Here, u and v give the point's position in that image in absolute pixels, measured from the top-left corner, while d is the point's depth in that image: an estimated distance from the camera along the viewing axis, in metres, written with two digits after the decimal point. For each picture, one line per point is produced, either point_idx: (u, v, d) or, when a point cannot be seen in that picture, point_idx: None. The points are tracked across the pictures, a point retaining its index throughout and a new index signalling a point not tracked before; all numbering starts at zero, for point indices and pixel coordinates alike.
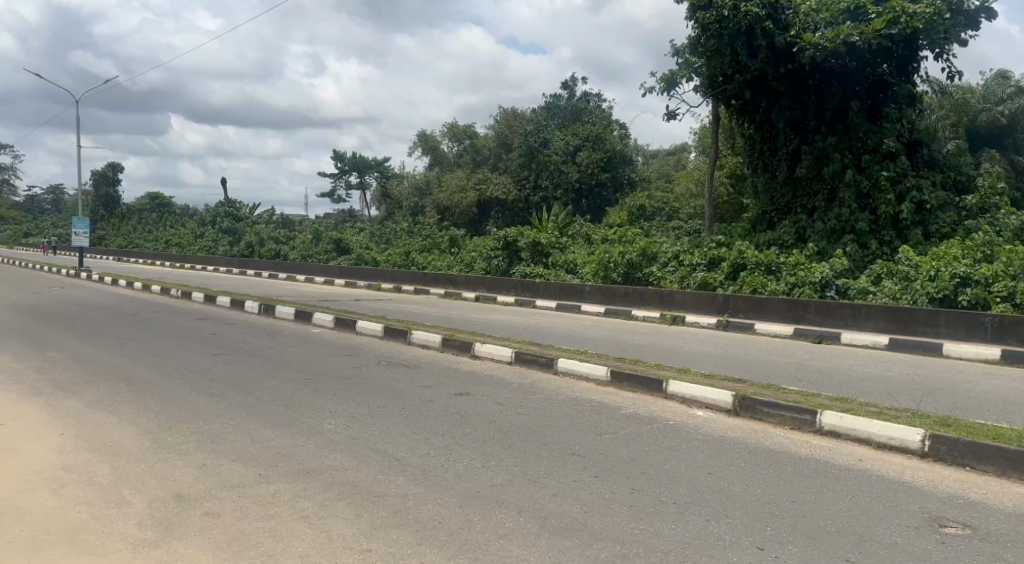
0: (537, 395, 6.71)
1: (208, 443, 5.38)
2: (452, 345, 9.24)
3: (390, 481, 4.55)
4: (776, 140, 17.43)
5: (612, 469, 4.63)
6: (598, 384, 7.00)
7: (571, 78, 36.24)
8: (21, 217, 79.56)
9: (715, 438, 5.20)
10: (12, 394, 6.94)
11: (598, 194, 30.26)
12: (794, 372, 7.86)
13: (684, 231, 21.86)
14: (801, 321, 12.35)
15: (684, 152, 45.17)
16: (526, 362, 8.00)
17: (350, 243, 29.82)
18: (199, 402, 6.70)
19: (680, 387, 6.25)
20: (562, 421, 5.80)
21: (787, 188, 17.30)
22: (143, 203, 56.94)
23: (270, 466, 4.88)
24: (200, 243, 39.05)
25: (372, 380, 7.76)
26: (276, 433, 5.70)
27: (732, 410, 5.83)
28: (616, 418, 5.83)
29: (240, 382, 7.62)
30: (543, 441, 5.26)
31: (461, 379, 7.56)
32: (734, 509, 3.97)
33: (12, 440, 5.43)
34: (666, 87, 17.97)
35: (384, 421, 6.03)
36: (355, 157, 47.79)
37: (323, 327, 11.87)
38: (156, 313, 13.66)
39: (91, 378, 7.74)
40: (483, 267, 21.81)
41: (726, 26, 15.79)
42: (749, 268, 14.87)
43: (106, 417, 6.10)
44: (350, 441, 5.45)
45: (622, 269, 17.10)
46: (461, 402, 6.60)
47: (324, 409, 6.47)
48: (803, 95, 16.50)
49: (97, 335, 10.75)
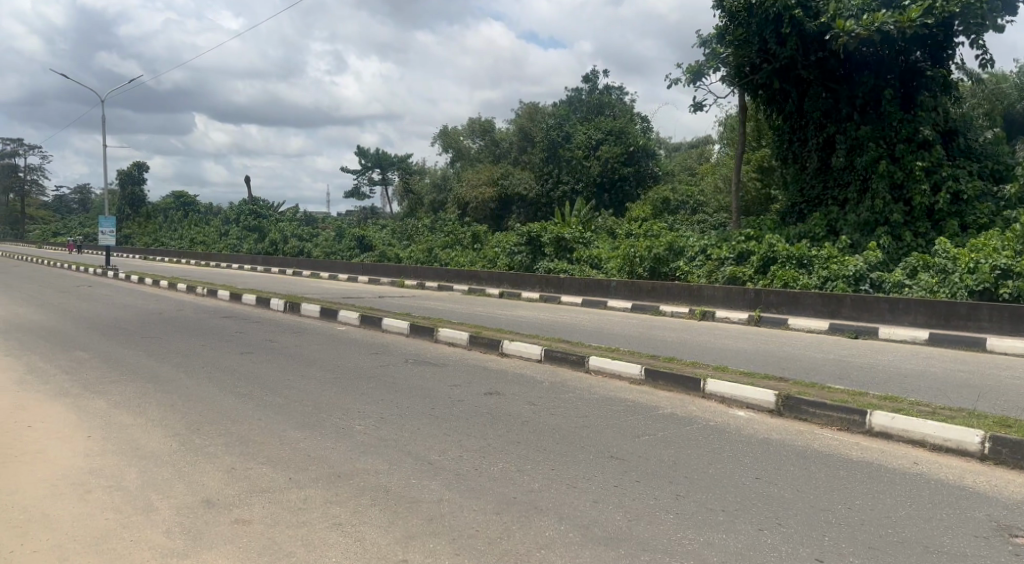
0: (569, 394, 6.53)
1: (236, 446, 5.27)
2: (480, 342, 9.07)
3: (423, 485, 4.39)
4: (806, 130, 17.07)
5: (654, 473, 4.43)
6: (631, 382, 6.80)
7: (593, 72, 35.95)
8: (49, 217, 80.74)
9: (759, 440, 4.99)
10: (40, 395, 6.89)
11: (620, 188, 29.73)
12: (835, 370, 7.58)
13: (710, 224, 21.61)
14: (836, 316, 12.03)
15: (707, 144, 44.62)
16: (556, 360, 7.81)
17: (372, 240, 29.77)
18: (226, 403, 6.61)
19: (718, 386, 6.03)
20: (598, 421, 5.61)
21: (818, 180, 16.94)
22: (169, 201, 57.57)
23: (300, 469, 4.74)
24: (224, 241, 39.33)
25: (400, 379, 7.61)
26: (305, 434, 5.58)
27: (775, 410, 5.60)
28: (653, 418, 5.63)
29: (267, 382, 7.52)
30: (579, 444, 5.08)
31: (491, 378, 7.39)
32: (788, 517, 3.76)
33: (39, 444, 5.35)
34: (693, 79, 17.66)
35: (415, 422, 5.87)
36: (377, 153, 47.83)
37: (349, 325, 11.77)
38: (183, 311, 13.66)
39: (118, 377, 7.68)
40: (506, 263, 21.62)
41: (755, 14, 15.73)
42: (780, 262, 14.56)
43: (134, 419, 6.03)
44: (380, 443, 5.31)
45: (648, 264, 16.85)
46: (492, 402, 6.43)
47: (352, 410, 6.34)
48: (834, 84, 16.21)
49: (125, 335, 10.73)
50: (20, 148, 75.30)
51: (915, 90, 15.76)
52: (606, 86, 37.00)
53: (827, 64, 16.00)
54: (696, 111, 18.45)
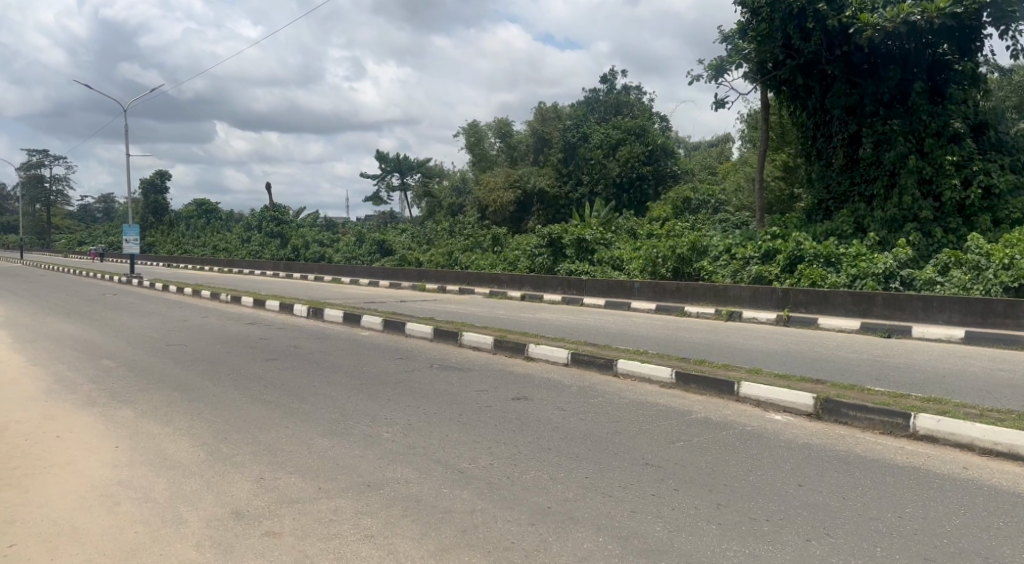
0: (599, 399, 6.39)
1: (264, 455, 5.20)
2: (504, 346, 8.96)
3: (454, 495, 4.29)
4: (831, 126, 16.83)
5: (691, 480, 4.29)
6: (661, 386, 6.65)
7: (611, 72, 35.80)
8: (75, 227, 82.00)
9: (799, 446, 4.84)
10: (68, 405, 6.89)
11: (639, 187, 29.46)
12: (871, 371, 7.38)
13: (732, 223, 21.43)
14: (867, 315, 11.79)
15: (727, 143, 44.25)
16: (584, 363, 7.67)
17: (392, 245, 29.83)
18: (252, 411, 6.56)
19: (753, 389, 5.89)
20: (630, 427, 5.47)
21: (845, 176, 16.70)
22: (190, 209, 58.09)
23: (329, 479, 4.66)
24: (246, 247, 39.64)
25: (426, 384, 7.52)
26: (333, 442, 5.51)
27: (813, 414, 5.45)
28: (687, 423, 5.49)
29: (293, 389, 7.47)
30: (612, 450, 4.94)
31: (518, 382, 7.28)
32: (836, 527, 3.61)
33: (67, 455, 5.32)
34: (715, 75, 17.48)
35: (443, 429, 5.78)
36: (396, 158, 47.92)
37: (372, 330, 11.72)
38: (207, 318, 13.70)
39: (145, 386, 7.67)
40: (527, 265, 21.53)
41: (778, 8, 15.50)
42: (807, 260, 14.32)
43: (161, 428, 5.99)
44: (409, 451, 5.22)
45: (671, 264, 16.69)
46: (520, 407, 6.33)
47: (379, 417, 6.25)
48: (859, 79, 15.94)
49: (150, 343, 10.75)
50: (45, 158, 76.42)
51: (944, 83, 15.44)
52: (624, 86, 36.82)
53: (853, 58, 15.80)
54: (718, 107, 18.26)
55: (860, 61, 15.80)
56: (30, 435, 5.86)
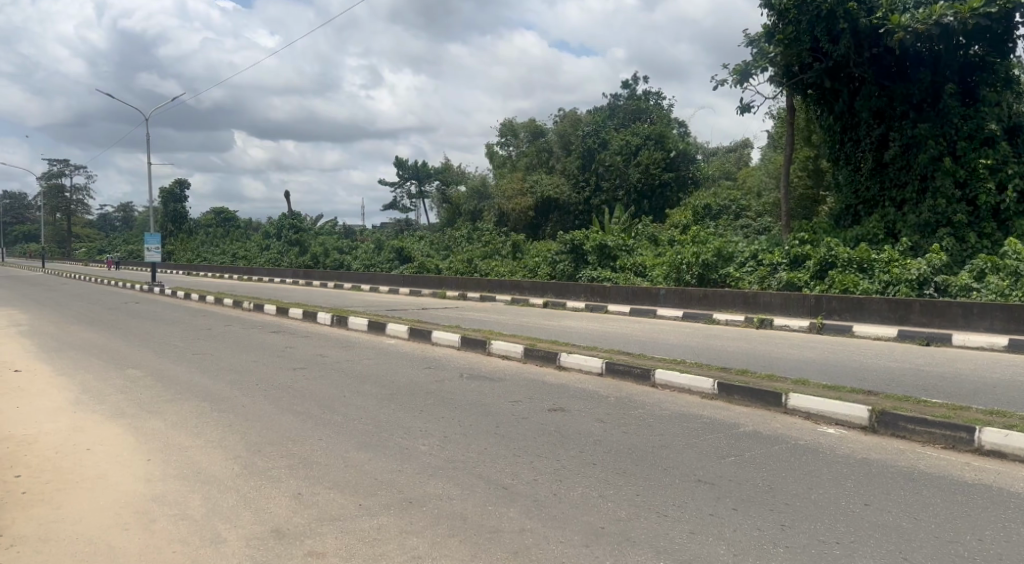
0: (639, 410, 6.19)
1: (300, 469, 5.06)
2: (535, 355, 8.77)
3: (501, 513, 4.11)
4: (859, 130, 16.54)
5: (751, 499, 4.09)
6: (703, 397, 6.44)
7: (631, 77, 35.69)
8: (94, 235, 82.77)
9: (859, 463, 4.62)
10: (97, 416, 6.79)
11: (661, 194, 29.10)
12: (918, 381, 7.13)
13: (755, 229, 21.40)
14: (904, 322, 11.50)
15: (745, 148, 44.00)
16: (620, 373, 7.45)
17: (411, 252, 29.70)
18: (284, 422, 6.42)
19: (804, 401, 5.67)
20: (677, 441, 5.26)
21: (873, 180, 16.39)
22: (208, 217, 58.38)
23: (369, 495, 4.51)
24: (265, 255, 39.72)
25: (458, 394, 7.35)
26: (369, 456, 5.35)
27: (868, 427, 5.24)
28: (736, 437, 5.28)
29: (324, 399, 7.33)
30: (662, 465, 4.74)
31: (553, 393, 7.09)
32: (913, 550, 3.41)
33: (99, 468, 5.21)
34: (740, 79, 17.25)
35: (481, 441, 5.61)
36: (415, 164, 47.95)
37: (398, 338, 11.56)
38: (230, 327, 13.61)
39: (173, 396, 7.56)
40: (548, 272, 21.37)
41: (806, 11, 15.29)
42: (839, 266, 14.03)
43: (193, 440, 5.86)
44: (448, 465, 5.05)
45: (696, 271, 16.44)
46: (557, 418, 6.14)
47: (413, 429, 6.09)
48: (889, 82, 15.68)
49: (175, 352, 10.66)
50: (66, 168, 77.48)
51: (975, 86, 15.12)
52: (644, 92, 36.62)
53: (882, 60, 15.54)
54: (743, 111, 18.02)
55: (890, 62, 15.55)
56: (59, 448, 5.76)
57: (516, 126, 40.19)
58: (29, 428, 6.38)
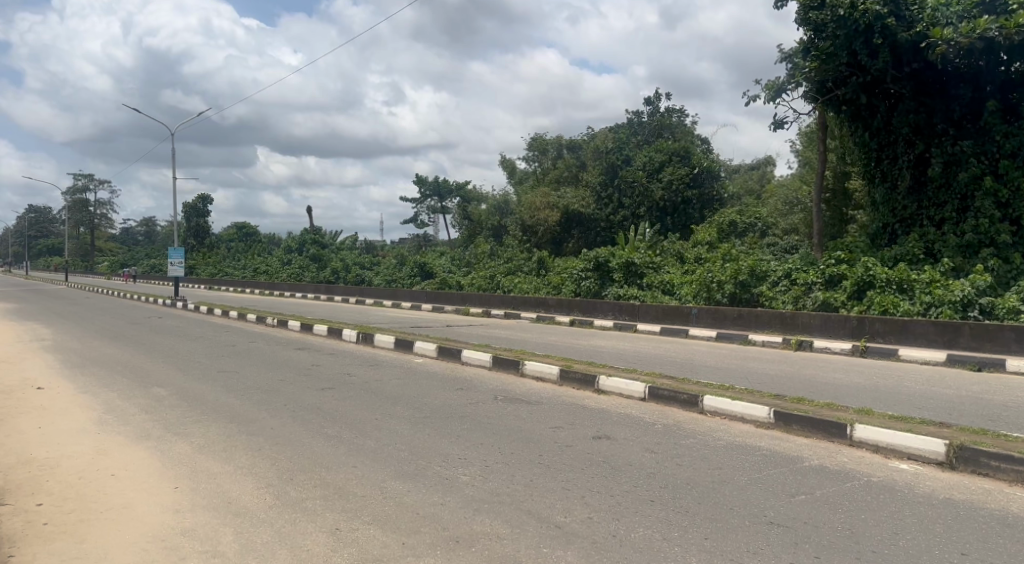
0: (690, 439, 5.82)
1: (336, 500, 4.76)
2: (572, 378, 8.41)
3: (557, 557, 3.80)
4: (896, 147, 16.14)
5: (832, 546, 3.76)
6: (757, 426, 6.08)
7: (654, 94, 35.48)
8: (117, 249, 83.72)
9: (944, 503, 4.27)
10: (122, 438, 6.54)
11: (684, 211, 28.64)
12: (981, 410, 6.73)
13: (782, 247, 21.04)
14: (953, 346, 11.09)
15: (767, 166, 43.73)
16: (665, 400, 7.07)
17: (433, 268, 29.50)
18: (316, 447, 6.14)
19: (872, 432, 5.32)
20: (738, 475, 4.91)
21: (911, 198, 15.97)
22: (231, 232, 58.68)
23: (412, 532, 4.21)
24: (287, 270, 39.72)
25: (494, 419, 7.01)
26: (408, 486, 5.05)
27: (946, 462, 4.89)
28: (802, 472, 4.92)
29: (355, 422, 7.04)
30: (726, 503, 4.40)
31: (595, 419, 6.74)
32: None
33: (124, 497, 4.94)
34: (773, 95, 16.93)
35: (524, 471, 5.28)
36: (436, 180, 47.97)
37: (426, 357, 11.24)
38: (254, 344, 13.37)
39: (199, 417, 7.30)
40: (572, 289, 20.98)
41: (843, 25, 14.98)
42: (877, 286, 13.56)
43: (222, 467, 5.58)
44: (493, 498, 4.72)
45: (727, 290, 16.04)
46: (604, 447, 5.79)
47: (452, 456, 5.77)
48: (928, 98, 15.32)
49: (200, 369, 10.42)
50: (91, 183, 78.46)
51: None
52: (667, 108, 36.34)
53: (922, 75, 15.20)
54: (776, 127, 17.69)
55: (928, 78, 15.21)
56: (83, 472, 5.51)
57: (546, 140, 39.93)
58: (53, 451, 6.14)
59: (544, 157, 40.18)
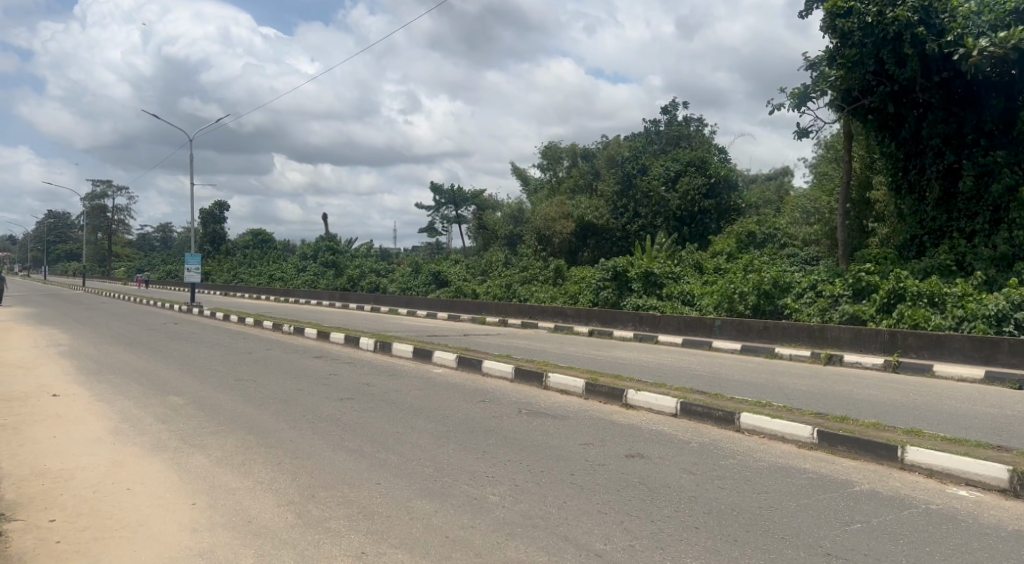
0: (730, 460, 5.53)
1: (361, 521, 4.53)
2: (598, 391, 8.14)
3: None
4: (924, 157, 15.81)
5: None
6: (799, 446, 5.80)
7: (672, 103, 35.28)
8: (134, 254, 84.34)
9: (1014, 536, 4.00)
10: (137, 450, 6.33)
11: (701, 221, 28.38)
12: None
13: (802, 258, 20.80)
14: (991, 362, 10.74)
15: (785, 177, 43.42)
16: (698, 416, 6.79)
17: (448, 276, 29.30)
18: (338, 461, 5.90)
19: (925, 456, 5.06)
20: (786, 500, 4.63)
21: (941, 209, 15.65)
22: (246, 239, 58.78)
23: (442, 558, 3.96)
24: (301, 277, 39.65)
25: (521, 434, 6.75)
26: (436, 506, 4.80)
27: (1009, 490, 4.63)
28: (854, 498, 4.63)
29: (377, 435, 6.79)
30: (777, 532, 4.13)
31: (626, 435, 6.46)
32: None
33: (139, 514, 4.73)
34: (798, 103, 16.63)
35: (557, 492, 5.02)
36: (451, 189, 47.91)
37: (445, 367, 11.01)
38: (271, 351, 13.17)
39: (216, 428, 7.09)
40: (590, 299, 20.68)
41: (871, 34, 14.73)
42: (908, 299, 13.18)
43: (240, 482, 5.36)
44: (527, 522, 4.47)
45: (750, 302, 15.71)
46: (639, 466, 5.51)
47: (479, 474, 5.51)
48: (957, 107, 15.04)
49: (217, 377, 10.23)
50: (109, 189, 79.27)
51: None
52: (685, 117, 36.14)
53: (951, 85, 14.89)
54: (801, 136, 17.41)
55: (959, 88, 14.89)
56: (96, 486, 5.30)
57: (559, 149, 39.90)
58: (68, 462, 5.95)
59: (559, 166, 40.03)
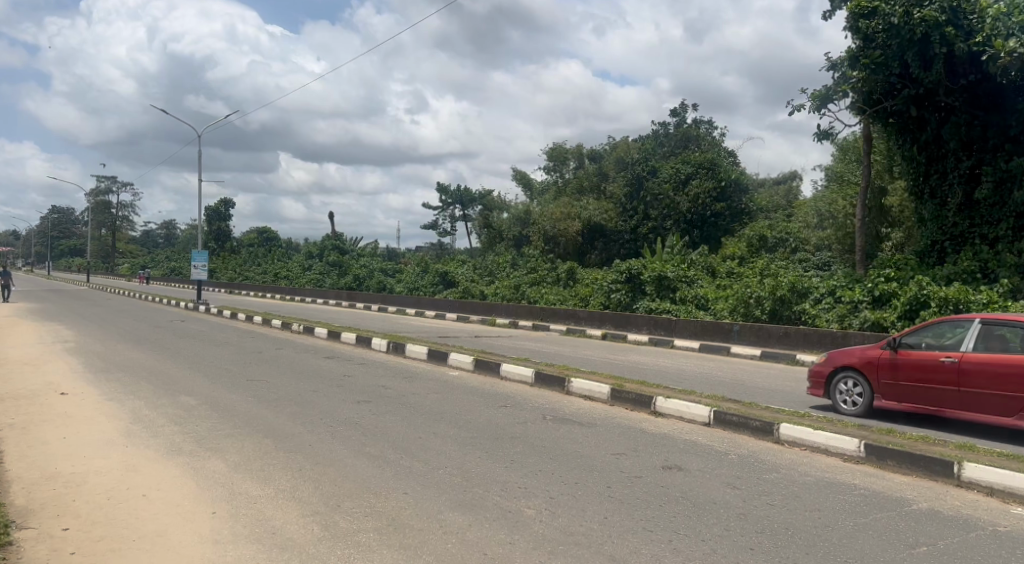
0: (774, 474, 5.27)
1: (391, 535, 4.28)
2: (625, 398, 7.87)
3: None
4: (946, 161, 15.51)
5: None
6: (846, 459, 5.54)
7: (682, 105, 35.05)
8: (138, 251, 84.30)
9: None
10: (149, 453, 6.08)
11: (713, 223, 28.18)
12: None
13: (813, 264, 20.64)
14: None
15: (792, 181, 43.28)
16: (734, 426, 6.54)
17: (455, 276, 29.00)
18: (361, 469, 5.64)
19: (985, 474, 4.81)
20: (844, 519, 4.37)
21: (962, 216, 15.32)
22: (251, 237, 58.57)
23: None
24: (307, 275, 39.42)
25: (549, 442, 6.49)
26: (470, 520, 4.55)
27: None
28: (915, 517, 4.39)
29: (399, 441, 6.55)
30: (839, 554, 3.87)
31: (659, 445, 6.19)
32: None
33: (158, 523, 4.48)
34: (819, 105, 16.35)
35: (596, 506, 4.77)
36: (458, 189, 47.67)
37: (461, 370, 10.78)
38: (282, 351, 12.93)
39: (231, 431, 6.84)
40: (601, 301, 20.45)
41: (896, 34, 14.45)
42: (932, 306, 12.88)
43: (262, 490, 5.10)
44: (569, 539, 4.21)
45: (767, 306, 15.46)
46: (678, 479, 5.25)
47: (512, 484, 5.26)
48: (982, 111, 14.74)
49: (229, 378, 9.96)
50: (114, 185, 79.30)
51: None
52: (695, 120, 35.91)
53: (976, 88, 14.61)
54: (822, 138, 17.16)
55: (985, 92, 14.57)
56: (110, 492, 5.05)
57: (565, 150, 39.63)
58: (79, 466, 5.71)
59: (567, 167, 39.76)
